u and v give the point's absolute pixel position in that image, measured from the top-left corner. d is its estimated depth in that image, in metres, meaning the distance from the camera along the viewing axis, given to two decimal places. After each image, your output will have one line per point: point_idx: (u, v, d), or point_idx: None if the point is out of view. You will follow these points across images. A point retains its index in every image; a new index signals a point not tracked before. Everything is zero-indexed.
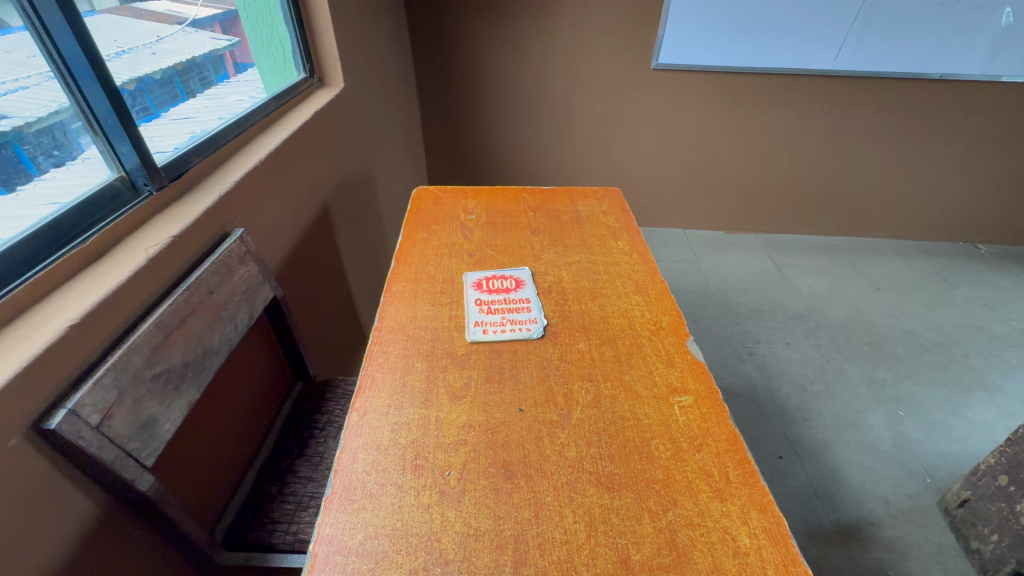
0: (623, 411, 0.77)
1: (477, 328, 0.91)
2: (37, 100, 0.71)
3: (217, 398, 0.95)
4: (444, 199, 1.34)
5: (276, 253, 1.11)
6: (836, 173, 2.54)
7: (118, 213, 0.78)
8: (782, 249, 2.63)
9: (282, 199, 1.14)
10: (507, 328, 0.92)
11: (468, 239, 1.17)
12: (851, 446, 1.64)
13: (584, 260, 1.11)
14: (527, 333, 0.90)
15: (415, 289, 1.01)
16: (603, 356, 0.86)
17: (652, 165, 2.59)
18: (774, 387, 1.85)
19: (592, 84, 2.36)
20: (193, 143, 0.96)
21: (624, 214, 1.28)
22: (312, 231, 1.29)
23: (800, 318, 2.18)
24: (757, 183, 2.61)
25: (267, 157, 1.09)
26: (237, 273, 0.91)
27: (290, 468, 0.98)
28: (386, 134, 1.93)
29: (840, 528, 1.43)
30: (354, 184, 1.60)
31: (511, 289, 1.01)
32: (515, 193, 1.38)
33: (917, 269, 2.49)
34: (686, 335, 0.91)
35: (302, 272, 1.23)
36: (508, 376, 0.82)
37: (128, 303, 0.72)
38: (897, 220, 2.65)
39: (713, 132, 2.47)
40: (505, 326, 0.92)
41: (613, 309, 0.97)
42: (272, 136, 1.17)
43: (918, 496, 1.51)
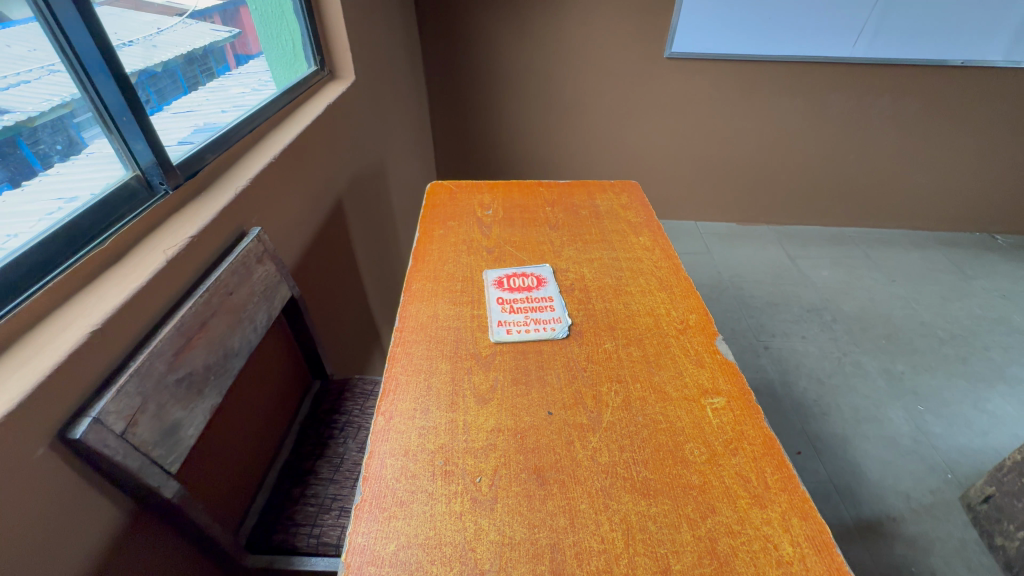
0: (655, 414, 0.75)
1: (501, 327, 0.89)
2: (38, 95, 0.67)
3: (238, 399, 0.93)
4: (459, 194, 1.31)
5: (292, 251, 1.09)
6: (852, 162, 2.49)
7: (135, 212, 0.77)
8: (796, 240, 2.60)
9: (296, 195, 1.12)
10: (531, 328, 0.90)
11: (486, 235, 1.15)
12: (870, 441, 1.63)
13: (606, 256, 1.09)
14: (551, 332, 0.88)
15: (435, 287, 0.99)
16: (631, 357, 0.84)
17: (663, 156, 2.55)
18: (791, 381, 1.83)
19: (603, 73, 2.31)
20: (208, 140, 0.94)
21: (644, 209, 1.26)
22: (327, 227, 1.27)
23: (815, 310, 2.15)
24: (771, 174, 2.57)
25: (281, 154, 1.06)
26: (255, 273, 0.89)
27: (312, 469, 0.97)
28: (396, 127, 1.90)
29: (861, 523, 1.41)
30: (366, 179, 1.57)
31: (533, 286, 0.99)
32: (531, 188, 1.35)
33: (934, 260, 2.45)
34: (715, 334, 0.89)
35: (318, 270, 1.21)
36: (535, 378, 0.80)
37: (149, 307, 0.70)
38: (913, 210, 2.61)
39: (727, 122, 2.42)
40: (528, 326, 0.90)
41: (637, 308, 0.95)
42: (284, 131, 1.14)
43: (939, 491, 1.49)
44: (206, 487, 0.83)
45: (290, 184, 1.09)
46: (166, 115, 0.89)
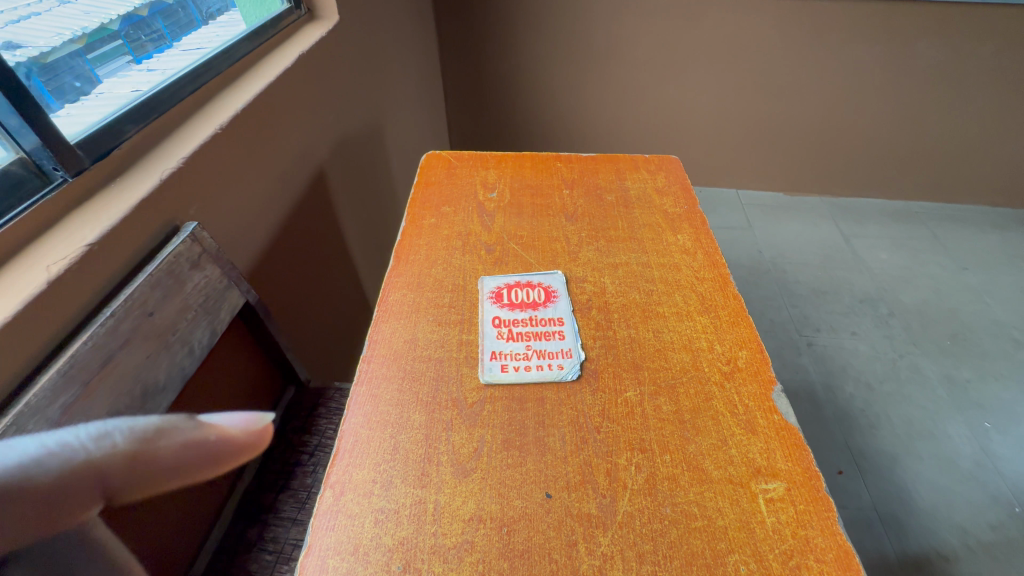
0: (689, 504, 0.57)
1: (495, 362, 0.71)
2: (49, 28, 0.67)
3: None
4: (458, 169, 1.09)
5: (256, 241, 0.90)
6: (931, 125, 2.12)
7: (13, 213, 0.57)
8: (852, 215, 2.28)
9: (260, 170, 0.91)
10: (533, 365, 0.71)
11: (487, 227, 0.94)
12: (924, 461, 1.43)
13: (633, 261, 0.87)
14: (557, 374, 0.69)
15: (417, 301, 0.79)
16: (661, 415, 0.65)
17: (706, 113, 2.22)
18: (835, 385, 1.62)
19: (643, 12, 1.96)
20: (127, 106, 0.72)
21: (686, 195, 1.02)
22: (303, 207, 1.07)
23: (869, 301, 1.89)
24: (831, 136, 2.22)
25: (237, 119, 0.84)
26: (188, 283, 0.71)
27: (274, 505, 0.83)
28: (398, 76, 1.63)
29: (906, 560, 1.25)
30: (358, 142, 1.34)
31: (539, 303, 0.79)
32: (547, 162, 1.12)
33: (1014, 244, 2.12)
34: (772, 383, 0.69)
35: (292, 259, 1.03)
36: (533, 441, 0.62)
37: (22, 347, 0.52)
38: (998, 183, 2.23)
39: (786, 74, 2.06)
40: (530, 361, 0.71)
41: (671, 338, 0.74)
42: (243, 87, 0.91)
43: (1001, 527, 1.31)
44: (146, 537, 0.69)
45: (249, 157, 0.88)
46: (181, 47, 0.89)
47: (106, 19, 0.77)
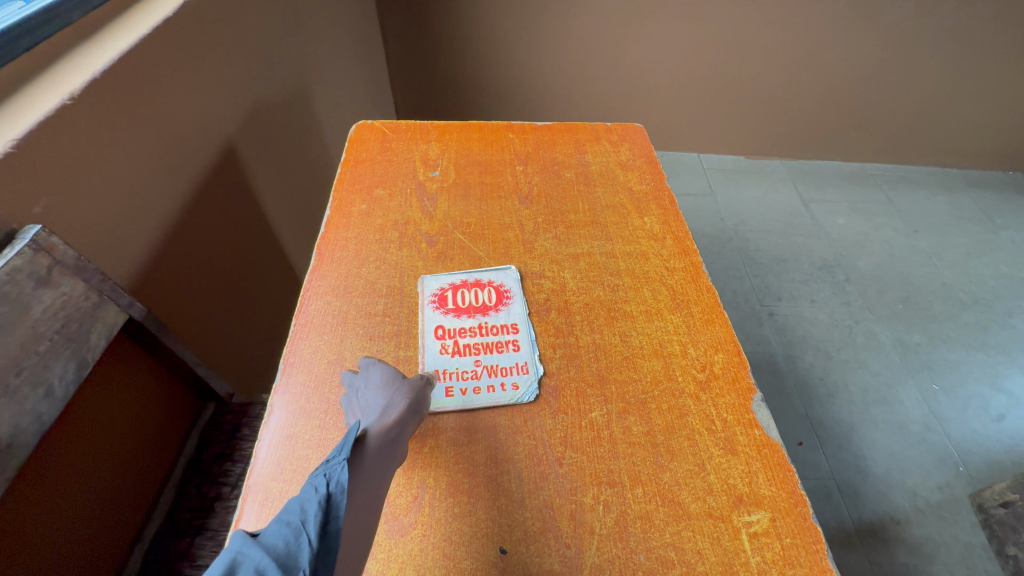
0: (665, 548, 0.49)
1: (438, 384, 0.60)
2: None
3: (71, 473, 0.64)
4: (395, 142, 0.94)
5: (141, 240, 0.73)
6: (893, 84, 2.08)
7: None
8: (811, 179, 2.26)
9: (141, 151, 0.73)
10: (483, 385, 0.61)
11: (428, 213, 0.81)
12: (879, 428, 1.46)
13: (596, 250, 0.77)
14: (511, 397, 0.59)
15: (345, 309, 0.67)
16: (631, 439, 0.57)
17: (670, 75, 2.08)
18: (796, 355, 1.63)
19: None
20: None
21: (652, 170, 0.91)
22: (207, 192, 0.89)
23: (828, 268, 1.89)
24: (795, 98, 2.15)
25: (97, 86, 0.65)
26: (33, 305, 0.55)
27: (190, 550, 0.71)
28: (327, 28, 1.40)
29: (862, 528, 1.29)
30: (281, 109, 1.15)
31: (490, 306, 0.68)
32: (497, 132, 0.98)
33: (961, 205, 2.17)
34: (751, 391, 0.61)
35: (195, 256, 0.86)
36: (484, 482, 0.53)
37: None
38: (951, 143, 2.25)
39: (754, 30, 1.94)
40: (481, 380, 0.61)
41: (640, 343, 0.65)
42: (107, 42, 0.71)
43: (948, 488, 1.36)
44: None
45: (123, 135, 0.70)
46: None
47: None
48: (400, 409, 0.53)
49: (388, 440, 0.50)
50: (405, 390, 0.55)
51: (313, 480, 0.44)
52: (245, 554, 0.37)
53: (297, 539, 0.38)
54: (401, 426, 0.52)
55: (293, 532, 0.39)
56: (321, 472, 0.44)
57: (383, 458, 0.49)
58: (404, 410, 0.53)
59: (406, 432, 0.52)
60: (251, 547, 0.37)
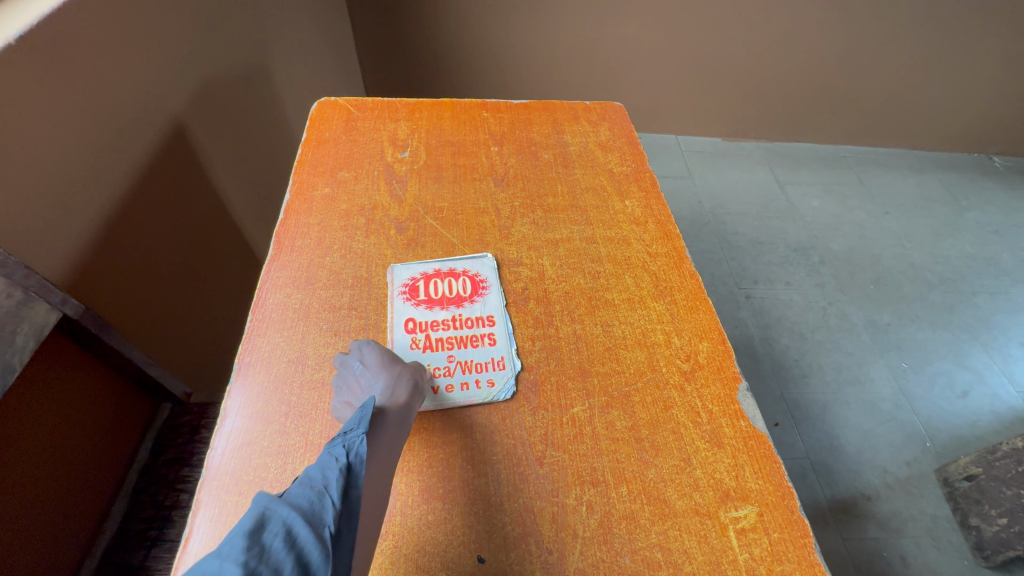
0: (651, 549, 0.47)
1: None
2: None
3: (9, 488, 0.59)
4: (360, 120, 0.88)
5: (73, 229, 0.66)
6: (867, 66, 2.09)
7: None
8: (786, 162, 2.27)
9: (70, 129, 0.65)
10: (457, 382, 0.57)
11: (397, 197, 0.76)
12: (852, 407, 1.49)
13: (576, 235, 0.73)
14: (487, 395, 0.56)
15: (307, 303, 0.62)
16: (614, 435, 0.54)
17: (647, 55, 2.04)
18: (772, 337, 1.64)
19: None
20: None
21: (632, 151, 0.88)
22: (153, 176, 0.82)
23: (802, 250, 1.91)
24: (771, 79, 2.14)
25: (11, 55, 0.57)
26: None
27: (145, 564, 0.66)
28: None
29: (835, 505, 1.32)
30: (236, 86, 1.07)
31: (465, 297, 0.64)
32: (470, 110, 0.92)
33: (929, 187, 2.22)
34: (737, 381, 0.59)
35: (141, 247, 0.79)
36: (460, 487, 0.49)
37: None
38: (921, 125, 2.28)
39: (731, 10, 1.91)
40: (455, 378, 0.57)
41: (622, 333, 0.63)
42: (23, 5, 0.63)
43: (916, 463, 1.40)
44: None
45: (47, 112, 0.62)
46: None
47: None
48: (406, 390, 0.52)
49: (397, 419, 0.49)
50: (411, 371, 0.54)
51: (332, 449, 0.43)
52: (272, 510, 0.37)
53: (322, 501, 0.39)
54: (408, 406, 0.51)
55: (315, 495, 0.39)
56: (339, 442, 0.44)
57: (392, 433, 0.48)
58: (410, 391, 0.52)
59: (412, 409, 0.51)
60: (278, 504, 0.37)
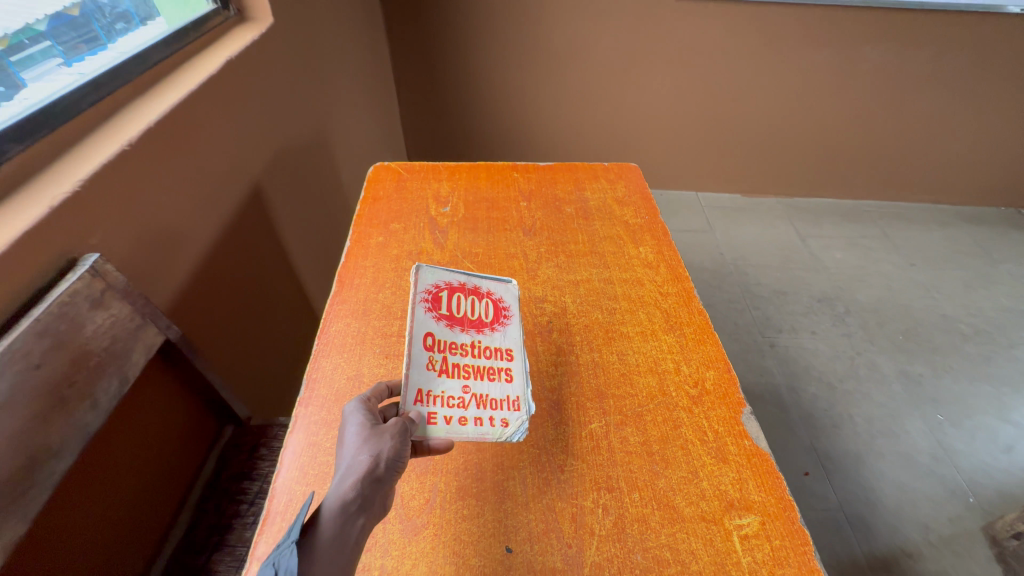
0: (661, 548, 0.52)
1: (421, 407, 0.57)
2: None
3: (106, 483, 0.69)
4: (409, 180, 1.03)
5: (177, 269, 0.81)
6: (880, 126, 2.19)
7: None
8: (807, 216, 2.34)
9: (182, 190, 0.82)
10: (470, 416, 0.59)
11: (439, 244, 0.88)
12: (886, 459, 1.46)
13: (595, 277, 0.83)
14: (499, 434, 0.58)
15: (362, 331, 0.73)
16: (628, 448, 0.61)
17: (665, 120, 2.21)
18: (799, 386, 1.65)
19: (595, 17, 1.90)
20: (13, 118, 0.62)
21: (646, 205, 0.99)
22: (237, 228, 0.98)
23: (827, 301, 1.94)
24: (785, 139, 2.26)
25: (151, 134, 0.75)
26: (90, 326, 0.62)
27: (207, 566, 0.73)
28: (346, 81, 1.54)
29: (874, 561, 1.27)
30: (303, 154, 1.26)
31: (484, 326, 0.66)
32: (503, 172, 1.06)
33: (956, 240, 2.23)
34: (741, 405, 0.65)
35: (224, 286, 0.94)
36: (490, 489, 0.57)
37: None
38: (940, 181, 2.34)
39: (742, 80, 2.07)
40: (467, 410, 0.59)
41: (636, 361, 0.70)
42: (159, 96, 0.81)
43: (961, 520, 1.34)
44: None
45: (169, 177, 0.79)
46: (112, 49, 0.83)
47: (34, 18, 0.71)
48: (361, 472, 0.47)
49: (346, 515, 0.45)
50: (374, 447, 0.49)
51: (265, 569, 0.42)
52: None
53: None
54: (364, 492, 0.46)
55: None
56: (275, 556, 0.43)
57: (343, 528, 0.44)
58: (366, 475, 0.47)
59: (373, 492, 0.46)
60: None
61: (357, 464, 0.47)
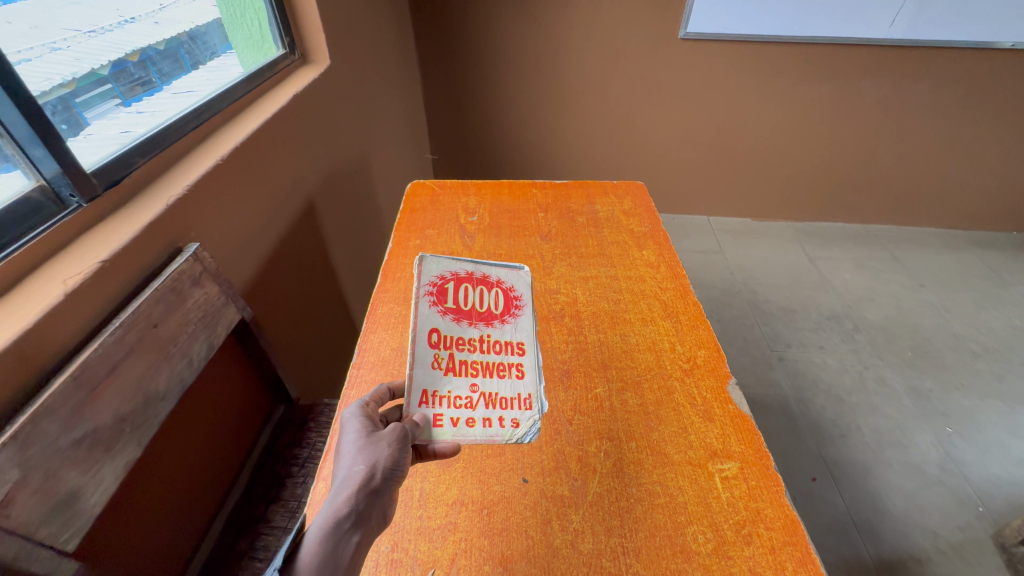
0: (653, 484, 0.62)
1: (427, 410, 0.61)
2: (40, 73, 0.66)
3: (191, 436, 0.83)
4: (442, 195, 1.18)
5: (249, 265, 0.96)
6: (884, 154, 2.28)
7: (34, 232, 0.63)
8: (816, 239, 2.43)
9: (256, 199, 0.98)
10: (477, 417, 0.64)
11: (468, 246, 1.02)
12: (894, 469, 1.50)
13: (602, 274, 0.95)
14: (506, 437, 0.65)
15: (403, 314, 0.86)
16: (627, 407, 0.71)
17: (675, 149, 2.36)
18: (808, 398, 1.70)
19: (608, 57, 2.08)
20: (138, 140, 0.79)
21: (650, 216, 1.11)
22: (295, 234, 1.14)
23: (835, 318, 2.00)
24: (792, 167, 2.37)
25: (236, 153, 0.92)
26: (190, 298, 0.76)
27: (265, 514, 0.85)
28: (384, 113, 1.73)
29: (881, 565, 1.30)
30: (348, 175, 1.43)
31: (491, 325, 0.72)
32: (523, 188, 1.21)
33: (967, 263, 2.28)
34: (727, 377, 0.76)
35: (283, 283, 1.09)
36: None
37: (40, 352, 0.57)
38: (949, 207, 2.40)
39: (747, 112, 2.21)
40: (474, 407, 0.64)
41: (636, 341, 0.81)
42: (241, 124, 0.99)
43: (970, 529, 1.37)
44: (139, 546, 0.71)
45: (247, 188, 0.95)
46: (168, 92, 0.90)
47: (97, 65, 0.76)
48: (357, 483, 0.48)
49: (342, 530, 0.46)
50: (370, 457, 0.50)
51: None
52: None
53: None
54: (360, 503, 0.47)
55: None
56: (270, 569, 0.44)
57: (337, 541, 0.46)
58: (361, 486, 0.48)
59: (368, 503, 0.48)
60: None
61: (353, 474, 0.49)
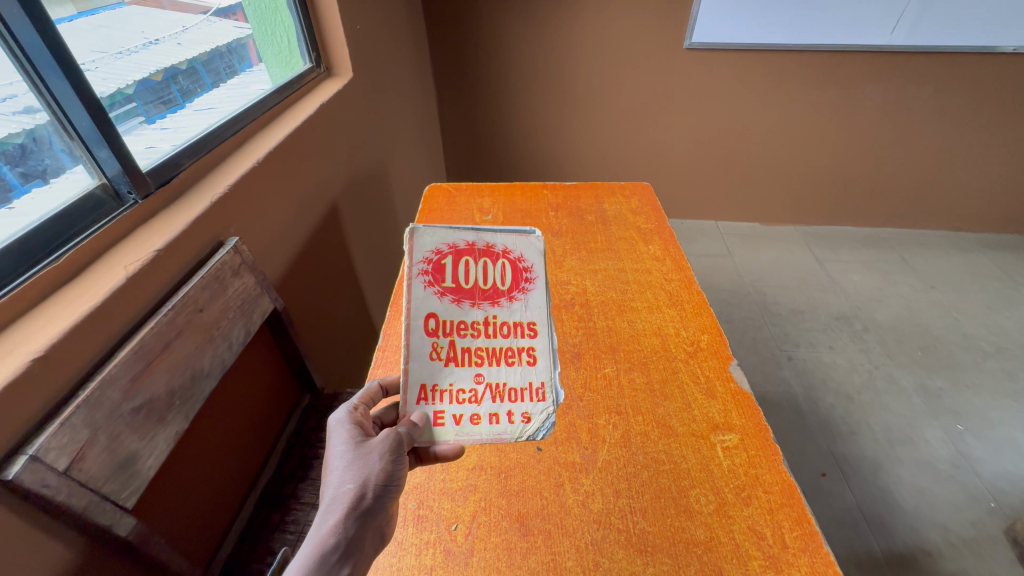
0: (657, 452, 0.67)
1: (427, 407, 0.64)
2: None
3: (229, 416, 0.90)
4: (458, 197, 1.25)
5: (280, 260, 1.03)
6: (890, 158, 2.31)
7: (99, 224, 0.70)
8: (824, 242, 2.45)
9: (286, 200, 1.06)
10: (482, 411, 0.66)
11: None
12: (905, 465, 1.51)
13: (610, 267, 1.01)
14: (513, 433, 0.67)
15: None
16: (634, 385, 0.76)
17: (682, 156, 2.41)
18: (817, 396, 1.72)
19: (615, 67, 2.15)
20: (185, 145, 0.86)
21: (656, 214, 1.17)
22: (320, 234, 1.21)
23: (844, 319, 2.02)
24: (798, 172, 2.41)
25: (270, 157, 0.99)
26: (231, 287, 0.84)
27: (294, 491, 0.90)
28: (401, 123, 1.82)
29: (892, 558, 1.31)
30: (368, 180, 1.51)
31: (496, 300, 0.69)
32: (535, 190, 1.27)
33: (977, 265, 2.28)
34: (729, 358, 0.80)
35: (310, 279, 1.16)
36: None
37: (109, 326, 0.65)
38: (957, 209, 2.42)
39: (752, 118, 2.26)
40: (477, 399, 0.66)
41: (643, 327, 0.86)
42: (274, 131, 1.07)
43: (982, 523, 1.37)
44: (183, 514, 0.77)
45: (279, 190, 1.03)
46: (190, 109, 0.95)
47: (124, 85, 0.80)
48: (346, 503, 0.51)
49: (332, 555, 0.48)
50: (359, 474, 0.52)
51: None
52: None
53: None
54: (350, 522, 0.50)
55: None
56: None
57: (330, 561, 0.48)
58: (350, 507, 0.50)
59: (357, 521, 0.50)
60: None
61: (342, 493, 0.51)
